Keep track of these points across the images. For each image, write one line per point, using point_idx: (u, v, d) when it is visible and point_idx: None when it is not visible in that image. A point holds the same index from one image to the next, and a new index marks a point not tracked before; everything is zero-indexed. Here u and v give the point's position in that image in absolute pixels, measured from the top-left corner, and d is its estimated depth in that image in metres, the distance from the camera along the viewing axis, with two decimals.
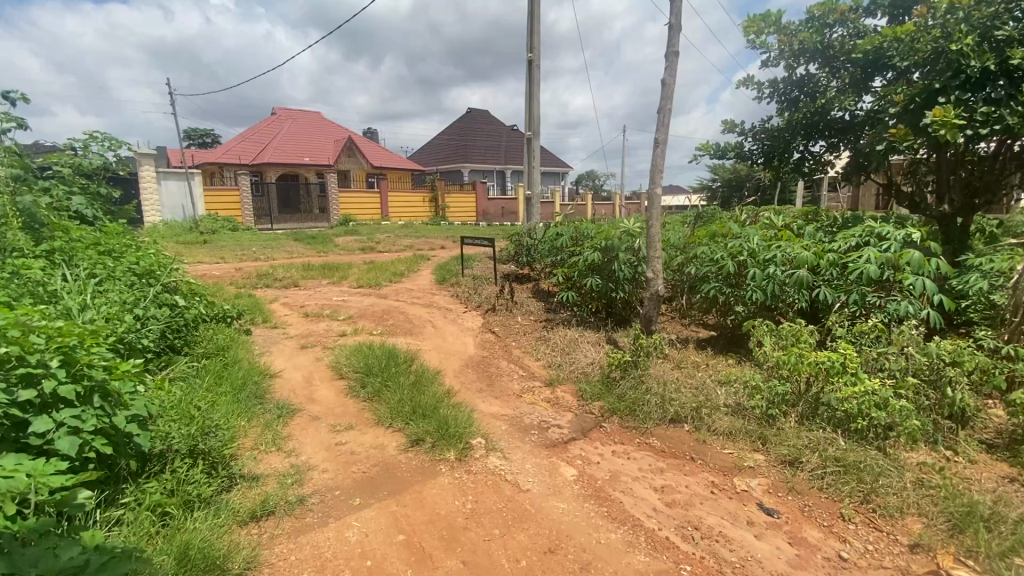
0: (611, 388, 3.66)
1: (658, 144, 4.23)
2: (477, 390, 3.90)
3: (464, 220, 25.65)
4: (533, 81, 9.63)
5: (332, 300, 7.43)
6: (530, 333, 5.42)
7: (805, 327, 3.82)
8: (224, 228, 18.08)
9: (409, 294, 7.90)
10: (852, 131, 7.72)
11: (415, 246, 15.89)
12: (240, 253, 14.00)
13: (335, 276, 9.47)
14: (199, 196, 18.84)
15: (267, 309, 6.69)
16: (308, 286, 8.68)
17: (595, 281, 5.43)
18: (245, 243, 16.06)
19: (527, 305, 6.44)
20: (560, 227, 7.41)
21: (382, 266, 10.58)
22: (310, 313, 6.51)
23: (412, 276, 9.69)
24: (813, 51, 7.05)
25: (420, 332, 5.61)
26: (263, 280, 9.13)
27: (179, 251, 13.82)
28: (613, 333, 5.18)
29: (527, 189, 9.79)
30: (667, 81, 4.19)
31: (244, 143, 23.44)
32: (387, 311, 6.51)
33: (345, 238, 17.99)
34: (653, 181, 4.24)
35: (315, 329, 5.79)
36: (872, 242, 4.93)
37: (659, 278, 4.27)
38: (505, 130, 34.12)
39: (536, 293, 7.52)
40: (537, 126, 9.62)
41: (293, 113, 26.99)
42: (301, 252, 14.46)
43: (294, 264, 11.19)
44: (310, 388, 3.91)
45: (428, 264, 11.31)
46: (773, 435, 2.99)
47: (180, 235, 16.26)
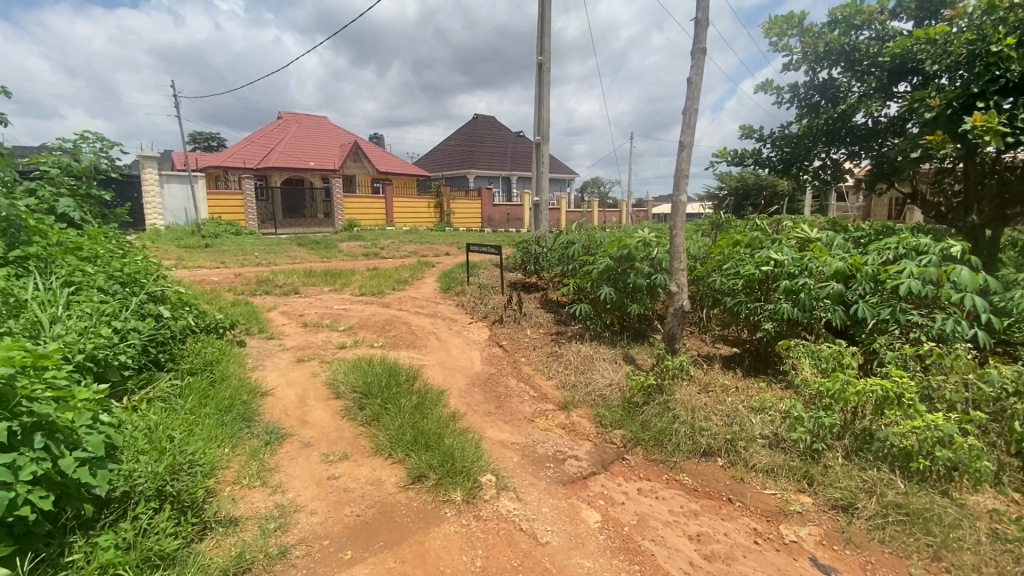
0: (633, 415, 3.33)
1: (682, 147, 3.91)
2: (486, 413, 3.57)
3: (469, 226, 25.41)
4: (543, 84, 9.37)
5: (332, 309, 7.13)
6: (540, 348, 5.09)
7: (846, 348, 3.47)
8: (227, 232, 17.87)
9: (413, 303, 7.60)
10: (875, 138, 7.37)
11: (419, 253, 15.61)
12: (242, 257, 13.76)
13: (336, 283, 9.18)
14: (202, 199, 18.66)
15: (264, 317, 6.39)
16: (308, 294, 8.39)
17: (609, 292, 5.06)
18: (247, 248, 15.85)
19: (537, 317, 6.11)
20: (571, 234, 7.09)
21: (385, 273, 10.29)
22: (308, 323, 6.20)
23: (415, 284, 9.38)
24: (837, 54, 6.73)
25: (423, 345, 5.29)
26: (262, 286, 8.85)
27: (179, 255, 13.61)
28: (629, 349, 4.85)
29: (536, 195, 9.49)
30: (693, 80, 3.89)
31: (249, 147, 23.31)
32: (389, 322, 6.19)
33: (349, 243, 17.76)
34: (677, 187, 3.92)
35: (313, 340, 5.48)
36: (908, 255, 4.58)
37: (684, 292, 3.93)
38: (511, 136, 33.96)
39: (545, 304, 7.19)
40: (546, 131, 9.34)
41: (299, 117, 26.89)
42: (303, 258, 14.22)
43: (295, 269, 10.92)
44: (304, 409, 3.59)
45: (432, 271, 11.01)
46: (820, 474, 2.65)
47: (181, 239, 16.04)
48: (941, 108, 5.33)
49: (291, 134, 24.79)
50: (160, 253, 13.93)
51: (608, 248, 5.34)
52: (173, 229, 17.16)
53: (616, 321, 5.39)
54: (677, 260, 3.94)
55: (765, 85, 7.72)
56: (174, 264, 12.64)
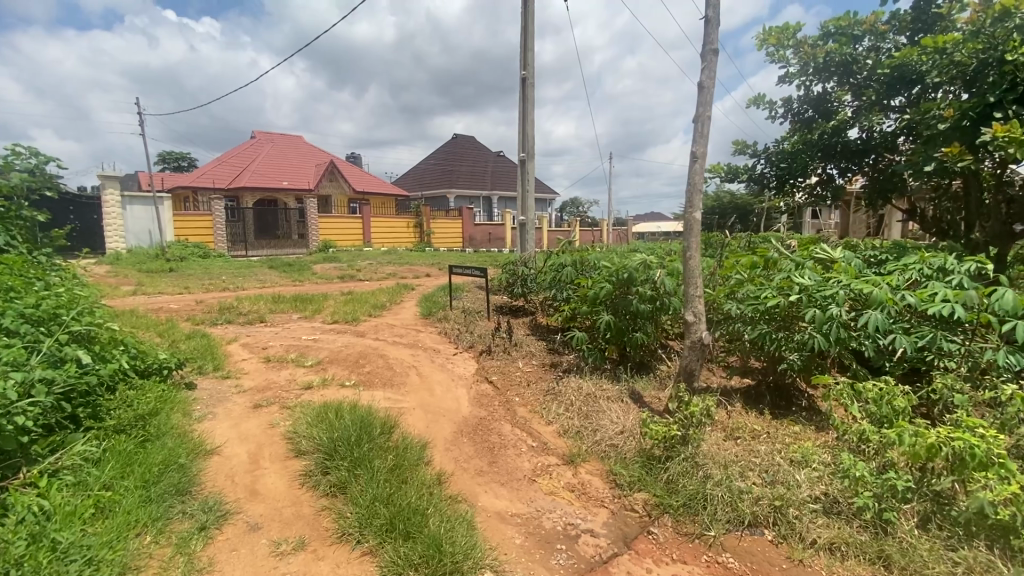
0: (654, 473, 2.80)
1: (694, 159, 3.47)
2: (477, 472, 2.99)
3: (450, 246, 24.90)
4: (528, 100, 9.00)
5: (300, 340, 6.45)
6: (534, 383, 4.53)
7: (896, 386, 2.98)
8: (194, 255, 16.95)
9: (391, 331, 6.97)
10: (870, 153, 7.19)
11: (398, 275, 14.98)
12: (207, 282, 12.90)
13: (307, 310, 8.48)
14: (168, 220, 17.74)
15: (221, 352, 5.68)
16: (275, 322, 7.68)
17: (609, 319, 4.56)
18: (214, 271, 15.00)
19: (529, 347, 5.55)
20: (560, 255, 6.61)
21: (361, 297, 9.63)
22: (271, 358, 5.52)
23: (393, 308, 8.75)
24: (834, 67, 6.53)
25: (401, 383, 4.68)
26: (224, 314, 8.10)
27: (139, 281, 12.72)
28: (635, 384, 4.33)
29: (521, 215, 9.04)
30: (705, 84, 3.48)
31: (220, 166, 22.50)
32: (364, 355, 5.55)
33: (324, 265, 17.05)
34: (690, 203, 3.43)
35: (275, 379, 4.81)
36: (934, 277, 4.18)
37: (702, 321, 3.41)
38: (491, 156, 33.83)
39: (535, 331, 6.64)
40: (532, 147, 8.93)
41: (273, 137, 26.22)
42: (274, 282, 13.44)
43: (264, 294, 10.18)
44: (255, 473, 2.96)
45: (412, 294, 10.40)
46: (898, 552, 2.23)
47: (144, 263, 15.08)
48: (955, 119, 5.13)
49: (264, 154, 24.07)
50: (118, 278, 12.99)
51: (606, 270, 4.86)
52: (135, 252, 16.18)
53: (617, 351, 4.85)
54: (691, 284, 3.44)
55: (757, 99, 7.47)
56: (133, 290, 11.73)
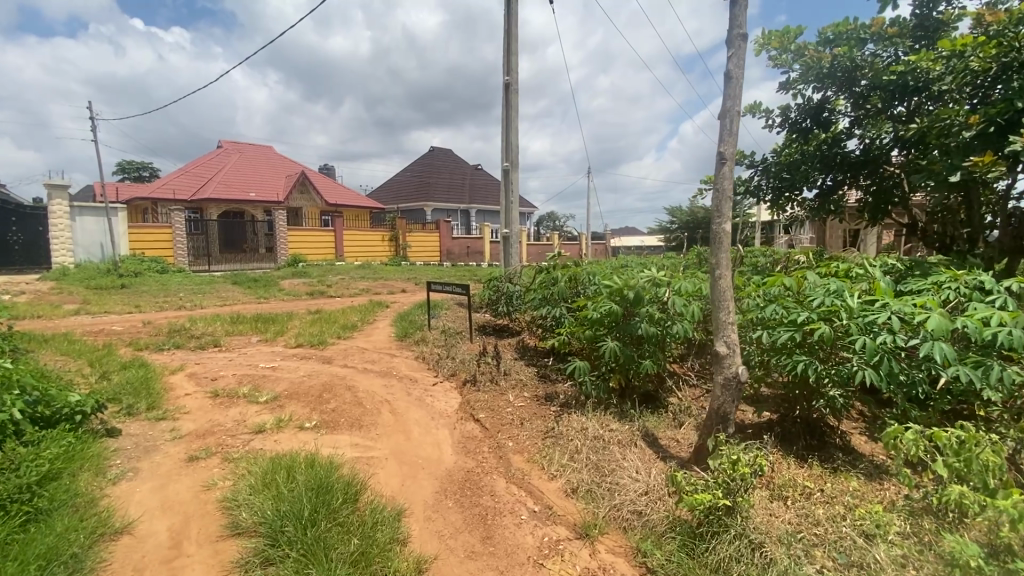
0: (701, 557, 2.22)
1: (722, 161, 2.93)
2: (469, 554, 2.35)
3: (426, 260, 24.19)
4: (511, 106, 8.50)
5: (257, 369, 5.66)
6: (528, 421, 3.89)
7: (979, 434, 2.45)
8: (150, 270, 15.81)
9: (362, 356, 6.26)
10: (872, 164, 6.83)
11: (372, 290, 14.20)
12: (162, 300, 11.88)
13: (269, 331, 7.66)
14: (122, 233, 16.54)
15: (160, 386, 4.86)
16: (231, 347, 6.84)
17: (614, 346, 3.93)
18: (172, 287, 13.93)
19: (519, 376, 4.92)
20: (550, 271, 6.03)
21: (330, 317, 8.85)
22: (220, 392, 4.73)
23: (366, 329, 8.01)
24: (836, 73, 6.25)
25: (372, 424, 3.99)
26: (173, 337, 7.22)
27: (85, 299, 11.62)
28: (646, 422, 3.75)
29: (504, 228, 8.47)
30: (733, 74, 2.96)
31: (183, 177, 21.35)
32: (329, 388, 4.82)
33: (293, 280, 16.12)
34: (721, 213, 2.87)
35: (220, 420, 4.04)
36: (974, 298, 3.64)
37: (737, 354, 2.83)
38: (469, 169, 33.36)
39: (523, 355, 6.02)
40: (516, 156, 8.40)
41: (241, 146, 25.18)
42: (237, 299, 12.46)
43: (222, 314, 9.28)
44: (173, 566, 2.25)
45: (387, 312, 9.67)
46: None
47: (93, 279, 13.90)
48: (980, 126, 4.74)
49: (231, 164, 23.01)
50: (61, 296, 11.85)
51: (608, 290, 4.28)
52: (84, 268, 14.97)
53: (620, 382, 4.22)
54: (721, 309, 2.87)
55: (753, 108, 7.14)
56: (76, 309, 10.63)
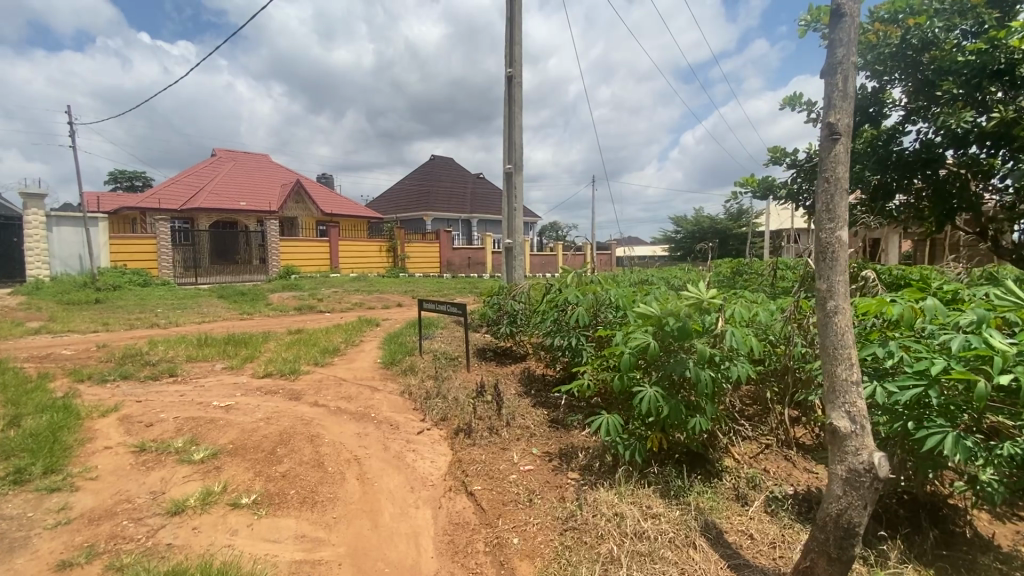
0: None
1: (832, 137, 1.97)
2: None
3: (425, 271, 23.29)
4: (514, 101, 7.59)
5: (207, 408, 4.66)
6: (539, 496, 2.91)
7: None
8: (131, 284, 14.92)
9: (338, 390, 5.26)
10: (933, 164, 5.87)
11: (365, 305, 13.27)
12: (135, 317, 10.96)
13: (236, 357, 6.65)
14: (103, 244, 15.68)
15: (74, 436, 3.86)
16: (188, 377, 5.84)
17: (653, 395, 2.94)
18: (151, 302, 13.01)
19: (525, 425, 3.93)
20: (559, 289, 5.07)
21: (312, 338, 7.85)
22: (147, 445, 3.73)
23: (349, 353, 7.02)
24: (901, 54, 5.32)
25: (332, 499, 3.01)
26: (125, 364, 6.24)
27: (52, 316, 10.70)
28: (701, 502, 2.77)
29: (506, 238, 7.54)
30: (848, 8, 1.98)
31: (173, 186, 20.55)
32: (286, 440, 3.82)
33: (283, 294, 15.22)
34: (834, 215, 1.91)
35: (132, 493, 3.05)
36: None
37: (870, 436, 1.85)
38: (470, 178, 32.59)
39: (530, 391, 5.02)
40: (519, 158, 7.47)
41: (235, 155, 24.45)
42: (218, 316, 11.48)
43: (192, 333, 8.29)
44: None
45: (377, 332, 8.68)
46: None
47: (67, 293, 12.95)
48: None
49: (224, 173, 22.23)
50: (26, 312, 10.94)
51: (640, 320, 3.32)
52: (60, 281, 14.06)
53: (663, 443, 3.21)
54: (837, 362, 1.91)
55: (792, 99, 6.23)
56: (37, 327, 9.69)
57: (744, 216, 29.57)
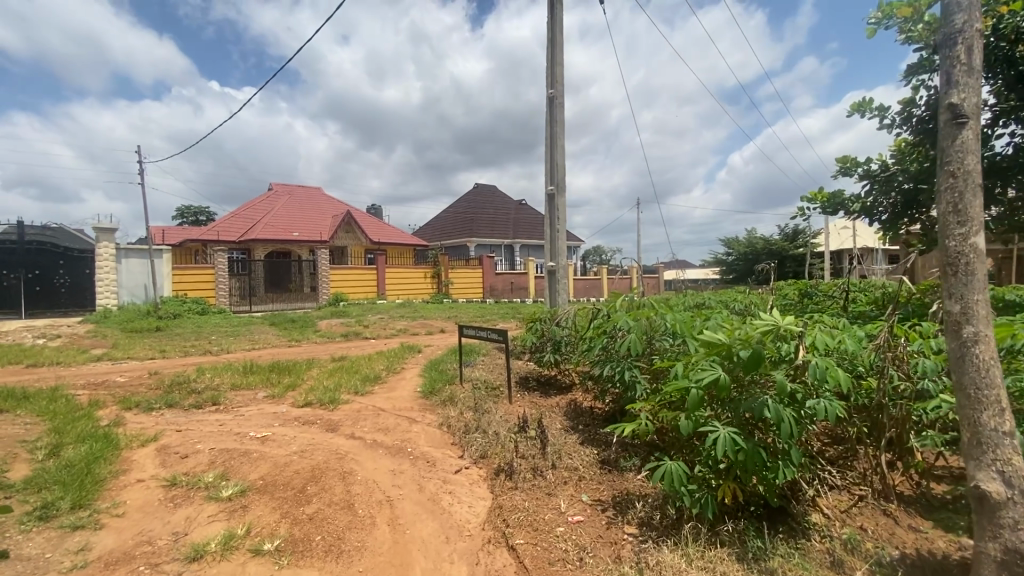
0: None
1: (957, 122, 1.57)
2: None
3: (469, 297, 23.27)
4: (555, 121, 7.40)
5: (243, 439, 4.54)
6: (589, 556, 2.55)
7: None
8: (190, 312, 15.62)
9: (375, 421, 5.05)
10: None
11: (408, 332, 13.24)
12: (190, 344, 11.34)
13: (278, 385, 6.61)
14: (165, 274, 16.57)
15: (110, 468, 3.80)
16: (230, 406, 5.81)
17: (725, 437, 2.53)
18: (206, 329, 13.51)
19: (572, 466, 3.57)
20: (606, 315, 4.70)
21: (353, 366, 7.76)
22: (178, 480, 3.60)
23: (389, 381, 6.85)
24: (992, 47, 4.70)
25: (358, 549, 2.72)
26: (172, 392, 6.31)
27: (115, 343, 11.24)
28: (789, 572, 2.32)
29: (549, 261, 7.25)
30: None
31: (232, 218, 21.67)
32: (317, 477, 3.60)
33: (329, 320, 15.47)
34: (967, 217, 1.52)
35: (153, 535, 2.90)
36: None
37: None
38: (513, 204, 32.78)
39: (577, 426, 4.62)
40: (562, 179, 7.24)
41: (290, 188, 25.66)
42: (266, 343, 11.72)
43: (239, 360, 8.40)
44: None
45: (418, 359, 8.51)
46: None
47: (131, 322, 13.63)
48: None
49: (279, 205, 23.29)
50: (93, 340, 11.54)
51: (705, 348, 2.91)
52: (126, 310, 14.89)
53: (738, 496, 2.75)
54: (981, 408, 1.53)
55: (860, 104, 5.69)
56: (101, 354, 10.16)
57: (800, 236, 28.08)
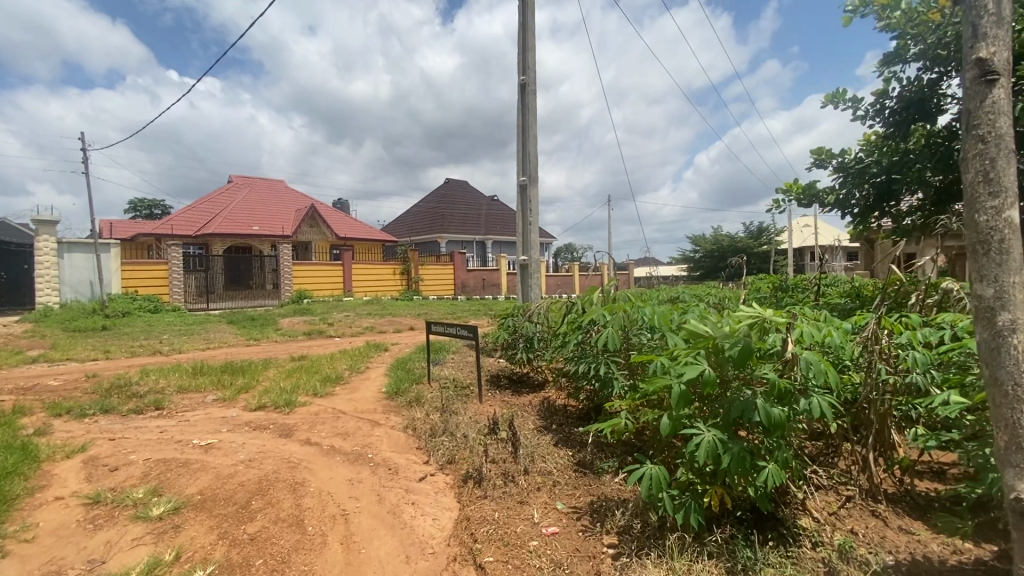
0: None
1: (986, 79, 1.35)
2: None
3: (439, 294, 22.82)
4: (527, 109, 7.12)
5: (185, 448, 4.12)
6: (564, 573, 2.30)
7: None
8: (141, 310, 14.71)
9: (334, 424, 4.68)
10: None
11: (376, 329, 12.78)
12: (137, 344, 10.61)
13: (230, 387, 6.13)
14: (113, 270, 15.59)
15: (23, 485, 3.34)
16: (174, 411, 5.33)
17: (711, 439, 2.32)
18: (157, 328, 12.71)
19: (546, 471, 3.33)
20: (581, 310, 4.46)
21: (314, 365, 7.32)
22: (103, 496, 3.18)
23: (351, 381, 6.47)
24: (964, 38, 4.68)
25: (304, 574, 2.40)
26: (109, 396, 5.77)
27: (53, 343, 10.41)
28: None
29: (521, 254, 6.99)
30: None
31: (188, 212, 20.61)
32: (264, 490, 3.23)
33: (292, 318, 14.83)
34: (1001, 187, 1.32)
35: (65, 563, 2.56)
36: None
37: None
38: (485, 200, 32.40)
39: (550, 426, 4.37)
40: (534, 169, 6.98)
41: (252, 181, 24.62)
42: (223, 342, 11.09)
43: (190, 361, 7.84)
44: None
45: (384, 357, 8.13)
46: None
47: (73, 321, 12.71)
48: None
49: (239, 198, 22.30)
50: (29, 340, 10.68)
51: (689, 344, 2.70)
52: (69, 308, 13.91)
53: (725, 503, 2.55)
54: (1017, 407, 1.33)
55: (834, 96, 5.63)
56: (35, 355, 9.37)
57: (765, 234, 28.74)
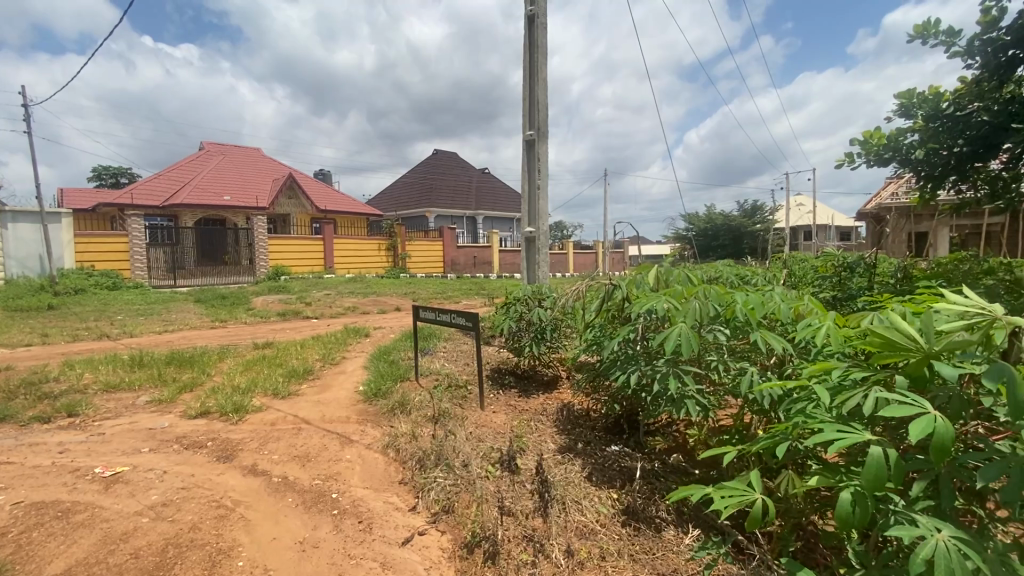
0: None
1: None
2: None
3: (428, 271, 21.63)
4: (536, 47, 5.88)
5: (81, 482, 2.99)
6: None
7: None
8: (96, 286, 13.34)
9: (290, 442, 3.58)
10: None
11: (358, 310, 11.60)
12: (83, 326, 9.34)
13: (171, 385, 4.96)
14: (65, 243, 14.19)
15: None
16: (91, 419, 4.17)
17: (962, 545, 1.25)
18: (111, 307, 11.39)
19: (591, 530, 2.31)
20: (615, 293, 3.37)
21: (280, 355, 6.17)
22: None
23: (322, 377, 5.35)
24: None
25: None
26: (12, 397, 4.58)
27: None
28: None
29: (527, 226, 5.87)
30: None
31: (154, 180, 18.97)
32: (166, 568, 2.15)
33: (267, 297, 13.58)
34: None
35: None
36: None
37: None
38: (476, 174, 30.95)
39: (576, 445, 3.34)
40: (543, 121, 5.79)
41: (225, 149, 22.89)
42: (184, 323, 9.86)
43: (131, 349, 6.62)
44: None
45: (366, 345, 7.00)
46: None
47: (16, 298, 11.33)
48: None
49: (210, 167, 20.66)
50: None
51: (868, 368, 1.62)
52: (13, 284, 12.50)
53: None
54: None
55: (924, 27, 4.46)
56: None
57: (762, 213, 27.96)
